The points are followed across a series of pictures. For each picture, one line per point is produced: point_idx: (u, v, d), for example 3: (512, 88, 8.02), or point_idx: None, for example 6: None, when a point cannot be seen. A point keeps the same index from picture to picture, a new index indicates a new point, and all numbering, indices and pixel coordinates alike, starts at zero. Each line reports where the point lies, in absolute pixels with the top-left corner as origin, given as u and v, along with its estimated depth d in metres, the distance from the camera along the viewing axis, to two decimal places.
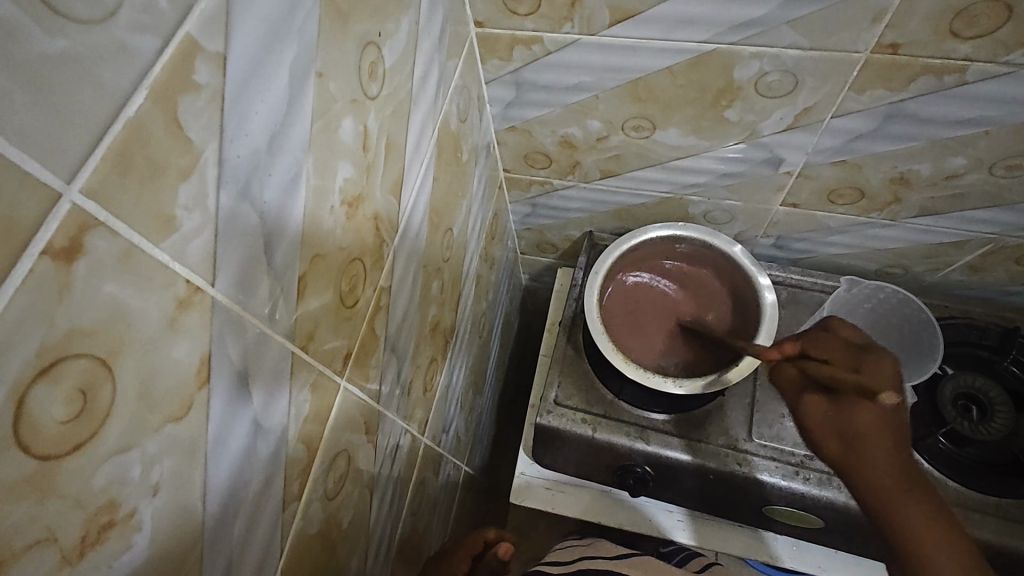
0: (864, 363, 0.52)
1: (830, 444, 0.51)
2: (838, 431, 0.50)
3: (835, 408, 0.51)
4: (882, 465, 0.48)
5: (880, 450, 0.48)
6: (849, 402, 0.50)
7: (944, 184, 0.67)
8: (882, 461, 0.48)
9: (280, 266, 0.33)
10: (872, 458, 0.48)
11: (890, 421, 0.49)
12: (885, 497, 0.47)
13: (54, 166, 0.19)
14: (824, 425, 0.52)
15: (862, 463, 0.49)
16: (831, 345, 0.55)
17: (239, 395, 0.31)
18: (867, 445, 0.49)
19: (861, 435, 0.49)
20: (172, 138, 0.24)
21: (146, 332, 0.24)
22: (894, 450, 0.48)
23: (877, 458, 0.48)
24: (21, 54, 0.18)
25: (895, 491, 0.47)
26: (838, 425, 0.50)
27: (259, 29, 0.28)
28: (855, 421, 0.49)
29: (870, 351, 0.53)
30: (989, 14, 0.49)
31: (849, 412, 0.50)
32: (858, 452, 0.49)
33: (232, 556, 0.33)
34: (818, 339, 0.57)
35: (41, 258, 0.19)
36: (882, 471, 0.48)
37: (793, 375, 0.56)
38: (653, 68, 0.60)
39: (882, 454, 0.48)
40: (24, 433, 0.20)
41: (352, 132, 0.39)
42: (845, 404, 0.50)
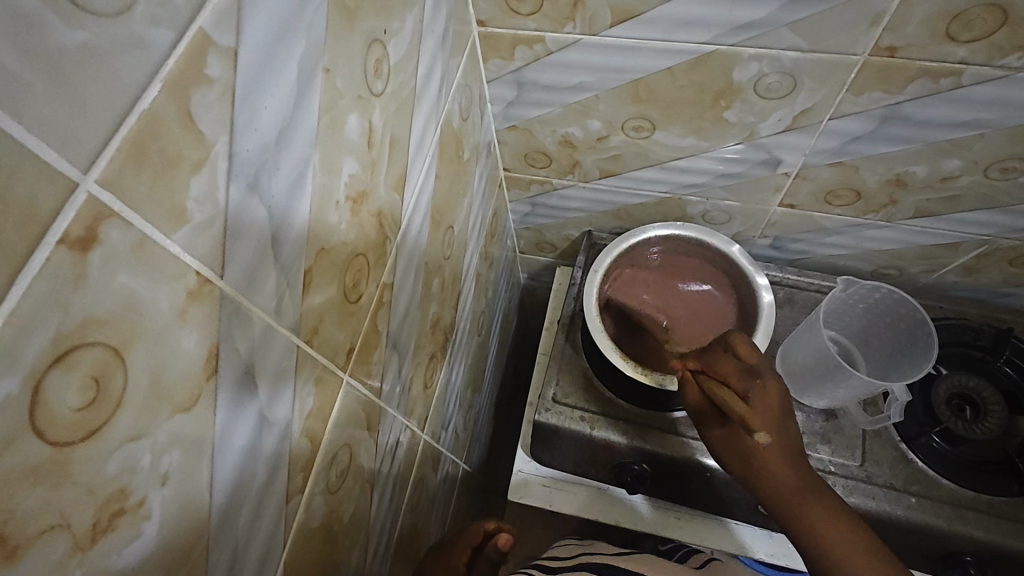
0: (747, 390, 0.56)
1: (731, 458, 0.60)
2: (737, 451, 0.58)
3: (729, 432, 0.59)
4: (778, 475, 0.56)
5: (772, 467, 0.56)
6: (737, 430, 0.57)
7: (940, 185, 0.68)
8: (775, 474, 0.56)
9: (286, 259, 0.33)
10: (770, 472, 0.56)
11: (770, 451, 0.55)
12: (783, 501, 0.56)
13: (71, 156, 0.19)
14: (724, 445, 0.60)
15: (762, 476, 0.57)
16: (726, 369, 0.57)
17: (246, 388, 0.32)
18: (763, 463, 0.56)
19: (756, 456, 0.56)
20: (185, 131, 0.24)
21: (157, 323, 0.24)
22: (785, 463, 0.56)
23: (777, 468, 0.56)
24: (42, 44, 0.18)
25: (788, 493, 0.56)
26: (735, 446, 0.58)
27: (269, 24, 0.28)
28: (751, 445, 0.56)
29: (755, 373, 0.56)
30: (985, 18, 0.50)
31: (741, 437, 0.57)
32: (755, 467, 0.57)
33: (237, 547, 0.33)
34: (712, 361, 0.59)
35: (58, 247, 0.19)
36: (780, 480, 0.56)
37: (695, 397, 0.61)
38: (653, 69, 0.61)
39: (775, 468, 0.56)
40: (40, 419, 0.20)
41: (357, 128, 0.39)
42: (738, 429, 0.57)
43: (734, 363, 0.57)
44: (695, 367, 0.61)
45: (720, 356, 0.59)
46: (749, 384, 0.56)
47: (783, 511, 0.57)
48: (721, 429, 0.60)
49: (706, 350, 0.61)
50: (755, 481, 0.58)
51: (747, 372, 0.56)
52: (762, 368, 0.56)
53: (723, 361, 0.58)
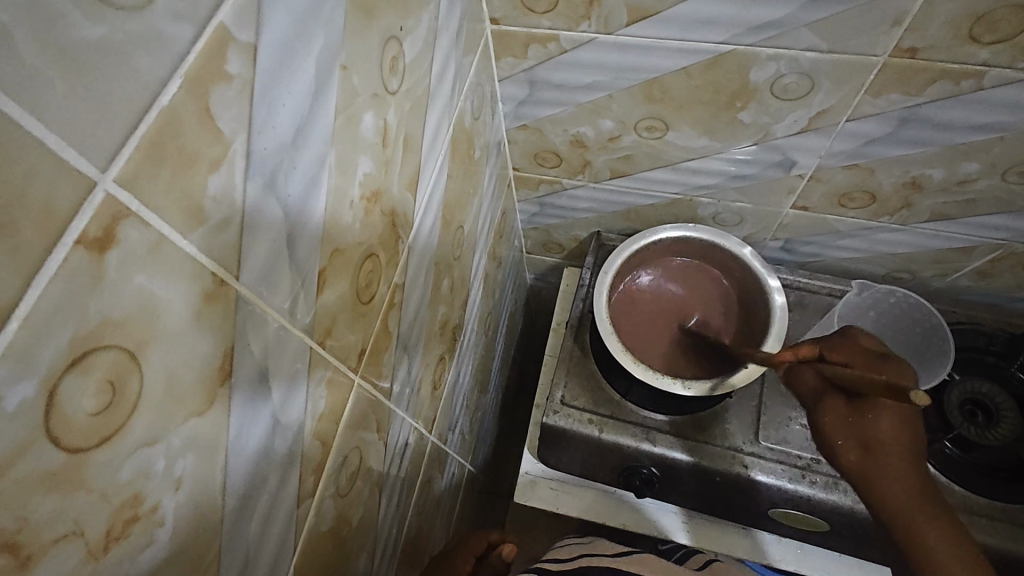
0: (885, 369, 0.57)
1: (842, 445, 0.55)
2: (858, 435, 0.54)
3: (856, 413, 0.54)
4: (902, 474, 0.52)
5: (895, 458, 0.53)
6: (868, 407, 0.54)
7: (957, 189, 0.67)
8: (896, 470, 0.52)
9: (301, 259, 0.33)
10: (892, 464, 0.53)
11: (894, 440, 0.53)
12: (904, 503, 0.51)
13: (89, 154, 0.19)
14: (843, 426, 0.55)
15: (884, 470, 0.53)
16: (851, 353, 0.59)
17: (259, 391, 0.31)
18: (892, 453, 0.53)
19: (880, 442, 0.53)
20: (204, 129, 0.23)
21: (173, 325, 0.24)
22: (908, 461, 0.53)
23: (897, 461, 0.53)
24: (60, 36, 0.17)
25: (910, 495, 0.52)
26: (857, 429, 0.54)
27: (288, 20, 0.27)
28: (878, 429, 0.53)
29: (889, 367, 0.57)
30: (1010, 19, 0.49)
31: (865, 418, 0.54)
32: (876, 456, 0.53)
33: (249, 551, 0.33)
34: (835, 345, 0.61)
35: (75, 248, 0.19)
36: (893, 477, 0.52)
37: (816, 380, 0.59)
38: (668, 69, 0.60)
39: (896, 463, 0.53)
40: (55, 425, 0.19)
41: (373, 127, 0.38)
42: (864, 407, 0.54)
43: (864, 348, 0.60)
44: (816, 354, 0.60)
45: (844, 343, 0.61)
46: (877, 366, 0.57)
47: (888, 510, 0.52)
48: (844, 407, 0.55)
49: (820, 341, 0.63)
50: (871, 475, 0.54)
51: (880, 357, 0.59)
52: (897, 362, 0.58)
53: (853, 351, 0.59)
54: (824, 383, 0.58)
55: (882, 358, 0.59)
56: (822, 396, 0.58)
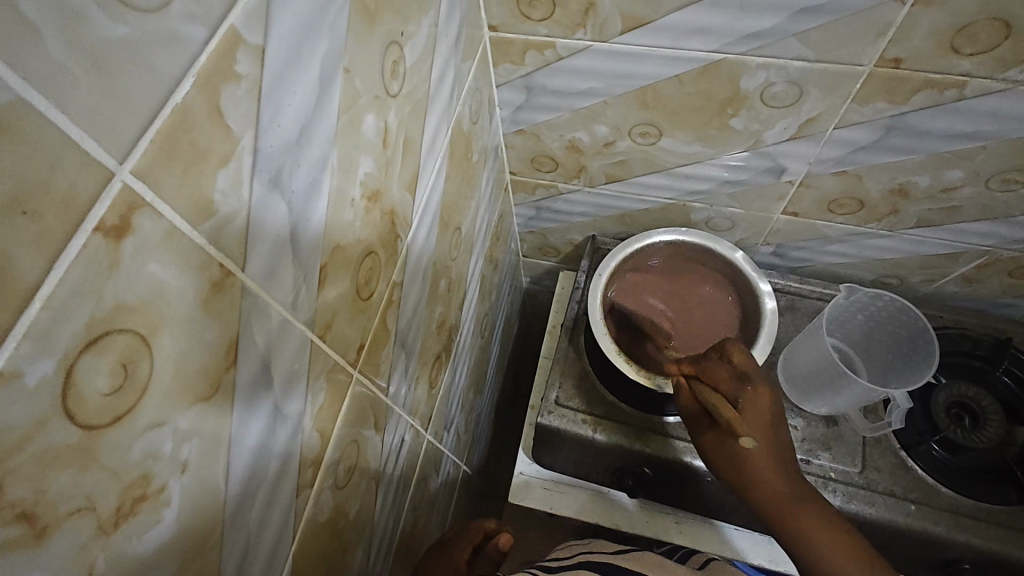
0: (741, 396, 0.59)
1: (722, 465, 0.60)
2: (727, 456, 0.59)
3: (721, 437, 0.60)
4: (766, 481, 0.57)
5: (763, 472, 0.57)
6: (730, 434, 0.59)
7: (942, 196, 0.69)
8: (772, 484, 0.57)
9: (304, 254, 0.34)
10: (763, 479, 0.57)
11: (756, 457, 0.57)
12: (777, 505, 0.57)
13: (108, 146, 0.20)
14: (714, 447, 0.61)
15: (758, 484, 0.58)
16: (721, 372, 0.61)
17: (263, 380, 0.32)
18: (760, 470, 0.57)
19: (746, 462, 0.58)
20: (214, 126, 0.25)
21: (182, 312, 0.25)
22: (774, 469, 0.58)
23: (767, 476, 0.57)
24: (85, 35, 0.18)
25: (786, 501, 0.57)
26: (726, 454, 0.59)
27: (295, 24, 0.29)
28: (743, 451, 0.58)
29: (746, 382, 0.60)
30: (988, 32, 0.51)
31: (728, 440, 0.59)
32: (749, 478, 0.58)
33: (250, 536, 0.34)
34: (707, 366, 0.63)
35: (94, 234, 0.20)
36: (770, 489, 0.57)
37: (688, 403, 0.63)
38: (661, 76, 0.62)
39: (765, 473, 0.57)
40: (71, 402, 0.20)
41: (374, 128, 0.40)
42: (725, 435, 0.59)
43: (729, 368, 0.61)
44: (686, 376, 0.64)
45: (715, 362, 0.63)
46: (739, 387, 0.60)
47: (775, 517, 0.58)
48: (711, 433, 0.61)
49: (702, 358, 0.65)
50: (752, 492, 0.58)
51: (741, 377, 0.60)
52: (755, 375, 0.61)
53: (719, 369, 0.62)
54: (698, 406, 0.62)
55: (744, 372, 0.61)
56: (698, 422, 0.62)
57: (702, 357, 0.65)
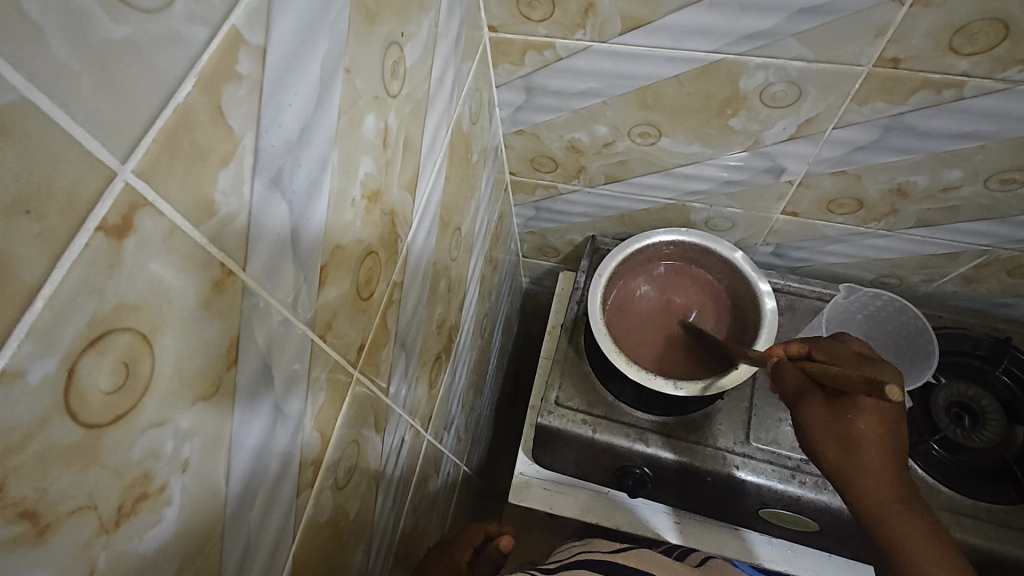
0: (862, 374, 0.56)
1: (825, 441, 0.55)
2: (836, 431, 0.54)
3: (832, 410, 0.55)
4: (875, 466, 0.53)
5: (874, 454, 0.53)
6: (846, 407, 0.54)
7: (941, 196, 0.69)
8: (875, 470, 0.53)
9: (304, 253, 0.34)
10: (868, 461, 0.53)
11: (874, 437, 0.53)
12: (879, 497, 0.53)
13: (110, 146, 0.20)
14: (815, 421, 0.56)
15: (863, 465, 0.53)
16: (838, 352, 0.58)
17: (263, 381, 0.32)
18: (871, 451, 0.53)
19: (861, 439, 0.53)
20: (216, 126, 0.25)
21: (183, 311, 0.25)
22: (885, 454, 0.53)
23: (878, 459, 0.53)
24: (87, 36, 0.19)
25: (889, 496, 0.53)
26: (834, 427, 0.54)
27: (296, 25, 0.29)
28: (856, 427, 0.53)
29: (868, 363, 0.57)
30: (987, 32, 0.51)
31: (849, 414, 0.54)
32: (856, 454, 0.53)
33: (250, 536, 0.34)
34: (825, 346, 0.60)
35: (96, 234, 0.20)
36: (878, 476, 0.53)
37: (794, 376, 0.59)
38: (661, 77, 0.62)
39: (876, 458, 0.53)
40: (73, 401, 0.20)
41: (374, 128, 0.40)
42: (844, 408, 0.54)
43: (850, 350, 0.59)
44: (796, 352, 0.61)
45: (833, 346, 0.60)
46: (865, 366, 0.56)
47: (869, 501, 0.54)
48: (820, 407, 0.55)
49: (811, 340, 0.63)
50: (855, 473, 0.54)
51: (863, 360, 0.57)
52: (880, 362, 0.58)
53: (837, 349, 0.59)
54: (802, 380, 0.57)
55: (866, 356, 0.58)
56: (798, 395, 0.57)
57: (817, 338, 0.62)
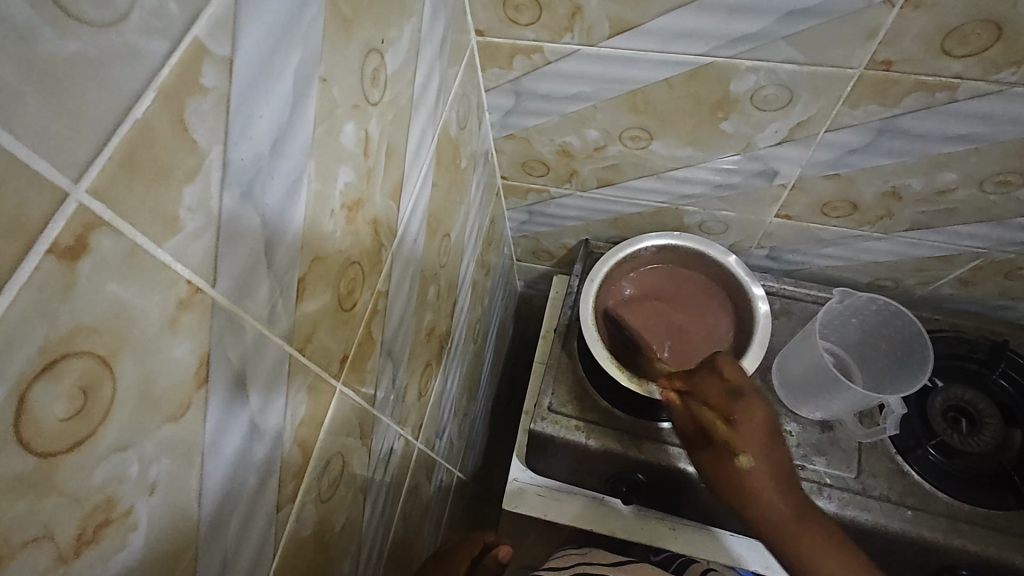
0: (732, 409, 0.57)
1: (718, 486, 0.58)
2: (727, 479, 0.56)
3: (718, 457, 0.57)
4: (768, 503, 0.55)
5: (768, 495, 0.54)
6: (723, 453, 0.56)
7: (936, 198, 0.68)
8: (772, 503, 0.54)
9: (279, 267, 0.33)
10: (767, 497, 0.54)
11: (759, 478, 0.54)
12: (782, 532, 0.54)
13: (63, 165, 0.19)
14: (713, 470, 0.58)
15: (759, 504, 0.55)
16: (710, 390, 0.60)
17: (236, 399, 0.31)
18: (759, 491, 0.54)
19: (749, 485, 0.55)
20: (179, 140, 0.24)
21: (147, 331, 0.24)
22: (777, 491, 0.55)
23: (767, 497, 0.54)
24: (33, 53, 0.18)
25: (787, 527, 0.54)
26: (723, 476, 0.56)
27: (266, 34, 0.28)
28: (732, 472, 0.55)
29: (738, 399, 0.58)
30: (979, 33, 0.50)
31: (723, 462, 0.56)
32: (748, 495, 0.55)
33: (226, 554, 0.33)
34: (697, 382, 0.62)
35: (47, 256, 0.19)
36: (772, 514, 0.55)
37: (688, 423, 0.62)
38: (650, 80, 0.61)
39: (769, 496, 0.54)
40: (25, 428, 0.20)
41: (354, 137, 0.39)
42: (726, 453, 0.56)
43: (719, 382, 0.60)
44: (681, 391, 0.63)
45: (705, 378, 0.62)
46: (728, 404, 0.58)
47: (772, 533, 0.55)
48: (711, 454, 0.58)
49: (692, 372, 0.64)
50: (751, 513, 0.56)
51: (731, 393, 0.59)
52: (745, 389, 0.59)
53: (709, 386, 0.60)
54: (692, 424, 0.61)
55: (735, 386, 0.59)
56: (693, 440, 0.61)
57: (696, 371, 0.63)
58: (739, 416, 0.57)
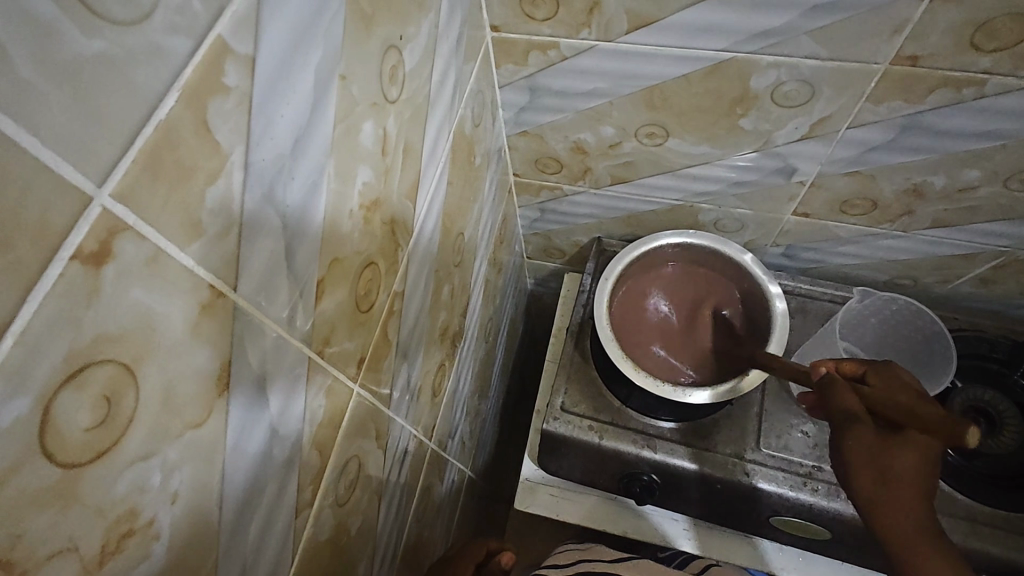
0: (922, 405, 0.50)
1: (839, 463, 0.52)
2: (880, 467, 0.48)
3: (885, 443, 0.49)
4: (908, 505, 0.48)
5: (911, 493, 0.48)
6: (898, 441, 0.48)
7: (958, 196, 0.67)
8: (908, 505, 0.48)
9: (299, 269, 0.33)
10: (904, 498, 0.48)
11: (923, 475, 0.47)
12: (903, 538, 0.47)
13: (86, 169, 0.19)
14: (865, 453, 0.49)
15: (895, 499, 0.48)
16: (890, 381, 0.55)
17: (257, 405, 0.31)
18: (911, 490, 0.47)
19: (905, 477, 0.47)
20: (201, 141, 0.23)
21: (170, 338, 0.24)
22: (922, 499, 0.48)
23: (911, 500, 0.48)
24: (57, 53, 0.17)
25: (920, 539, 0.47)
26: (877, 459, 0.48)
27: (287, 31, 0.27)
28: (900, 463, 0.48)
29: (931, 402, 0.52)
30: (1010, 27, 0.49)
31: (894, 454, 0.48)
32: (892, 483, 0.48)
33: (246, 559, 0.33)
34: (875, 374, 0.56)
35: (71, 263, 0.19)
36: (909, 516, 0.47)
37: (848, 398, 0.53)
38: (668, 76, 0.60)
39: (909, 496, 0.48)
40: (49, 440, 0.19)
41: (372, 136, 0.38)
42: (893, 440, 0.49)
43: (902, 383, 0.54)
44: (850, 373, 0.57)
45: (887, 373, 0.56)
46: (924, 404, 0.51)
47: (894, 539, 0.48)
48: (871, 438, 0.49)
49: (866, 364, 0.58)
50: (882, 507, 0.49)
51: (921, 396, 0.52)
52: (933, 401, 0.53)
53: (892, 380, 0.55)
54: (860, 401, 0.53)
55: (923, 394, 0.53)
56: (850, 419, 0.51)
57: (871, 364, 0.58)
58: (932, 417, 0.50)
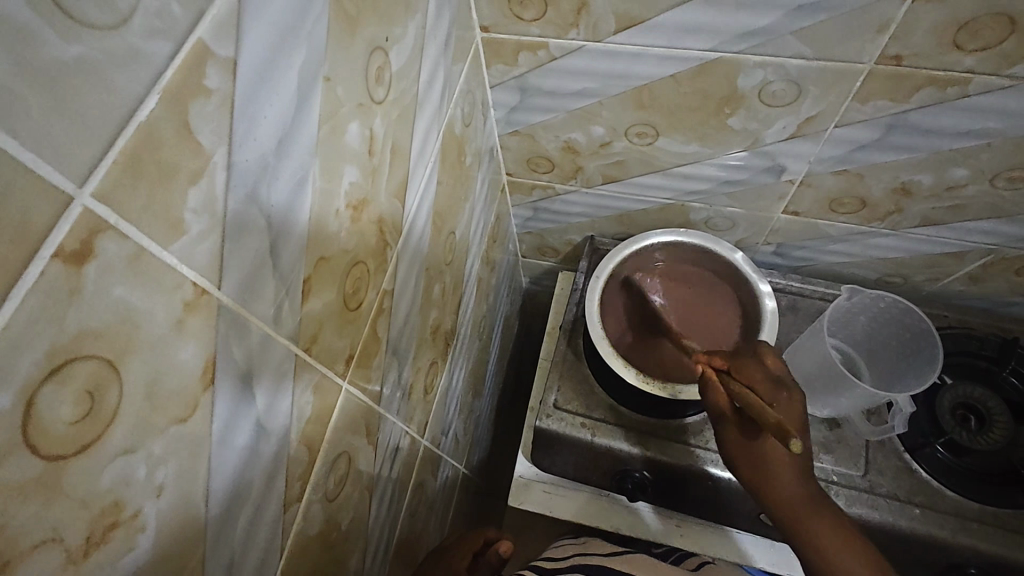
0: (773, 396, 0.56)
1: (741, 465, 0.59)
2: (751, 456, 0.57)
3: (752, 439, 0.57)
4: (785, 482, 0.56)
5: (779, 470, 0.56)
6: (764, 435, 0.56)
7: (947, 194, 0.68)
8: (785, 482, 0.56)
9: (285, 268, 0.33)
10: (781, 476, 0.56)
11: (781, 456, 0.56)
12: (798, 509, 0.56)
13: (67, 170, 0.19)
14: (742, 449, 0.58)
15: (774, 482, 0.57)
16: (756, 375, 0.58)
17: (243, 401, 0.31)
18: (781, 468, 0.56)
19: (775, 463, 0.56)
20: (183, 142, 0.24)
21: (153, 335, 0.24)
22: (796, 470, 0.57)
23: (787, 475, 0.57)
24: (35, 57, 0.18)
25: (801, 508, 0.56)
26: (752, 453, 0.57)
27: (269, 34, 0.28)
28: (769, 451, 0.57)
29: (782, 391, 0.56)
30: (993, 27, 0.49)
31: (762, 444, 0.57)
32: (766, 468, 0.57)
33: (234, 552, 0.34)
34: (743, 366, 0.59)
35: (52, 261, 0.19)
36: (790, 488, 0.56)
37: (722, 401, 0.58)
38: (657, 76, 0.61)
39: (785, 475, 0.56)
40: (32, 434, 0.20)
41: (358, 136, 0.39)
42: (756, 433, 0.57)
43: (764, 372, 0.58)
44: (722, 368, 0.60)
45: (751, 364, 0.59)
46: (775, 394, 0.56)
47: (789, 521, 0.57)
48: (739, 437, 0.58)
49: (734, 356, 0.62)
50: (771, 492, 0.57)
51: (777, 382, 0.57)
52: (788, 382, 0.58)
53: (754, 371, 0.58)
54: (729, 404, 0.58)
55: (777, 377, 0.58)
56: (722, 421, 0.59)
57: (738, 356, 0.61)
58: (784, 405, 0.56)
